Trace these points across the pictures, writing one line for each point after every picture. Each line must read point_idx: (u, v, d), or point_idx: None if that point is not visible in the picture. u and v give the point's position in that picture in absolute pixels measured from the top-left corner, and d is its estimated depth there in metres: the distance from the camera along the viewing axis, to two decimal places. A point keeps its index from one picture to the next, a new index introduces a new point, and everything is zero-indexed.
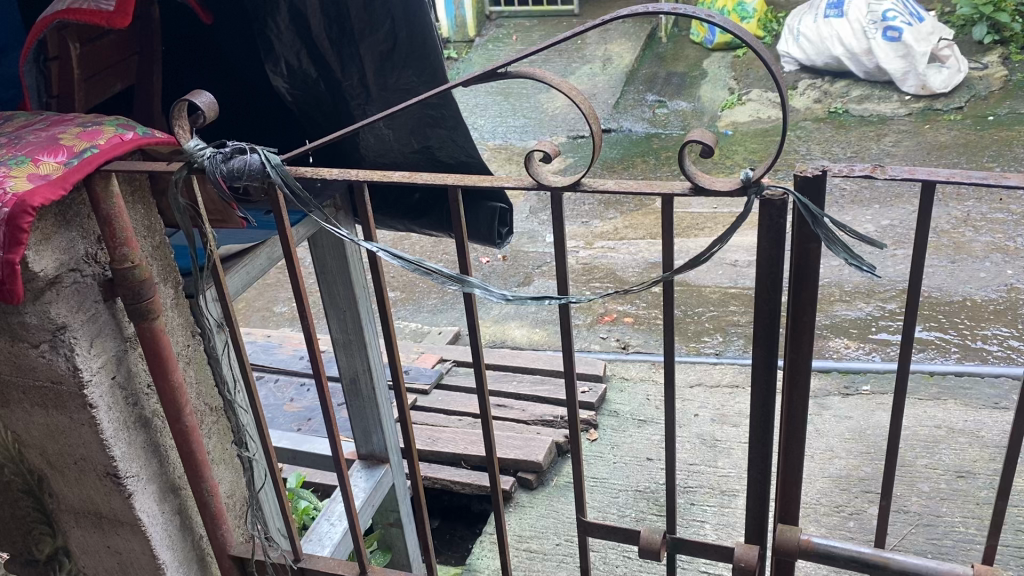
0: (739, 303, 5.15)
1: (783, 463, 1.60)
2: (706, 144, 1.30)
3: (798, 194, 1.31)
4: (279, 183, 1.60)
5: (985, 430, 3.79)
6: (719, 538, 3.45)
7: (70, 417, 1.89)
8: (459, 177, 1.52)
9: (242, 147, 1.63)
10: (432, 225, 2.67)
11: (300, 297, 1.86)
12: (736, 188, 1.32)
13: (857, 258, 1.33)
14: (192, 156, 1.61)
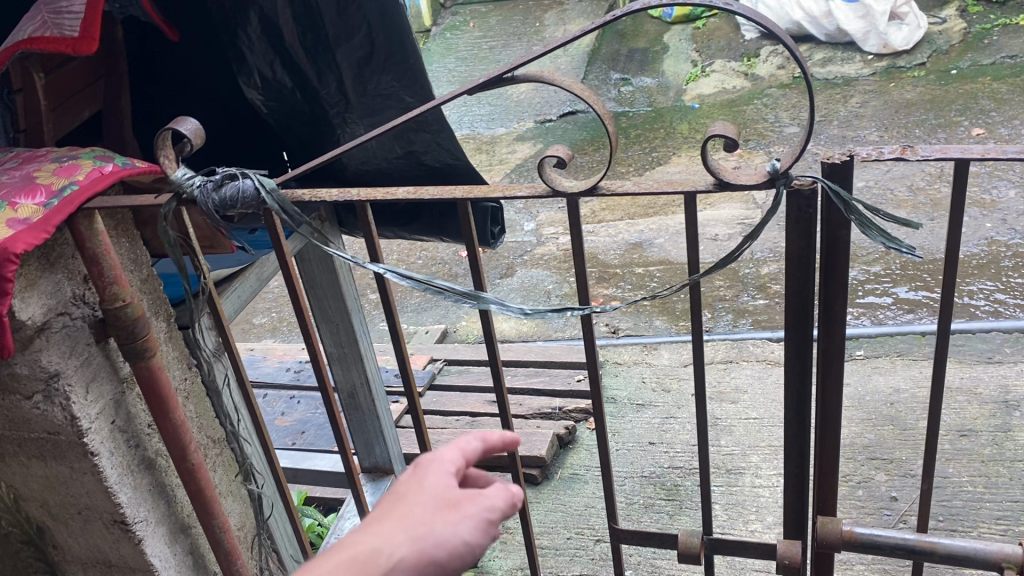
0: (724, 278, 5.13)
1: (819, 453, 1.56)
2: (730, 138, 1.25)
3: (828, 181, 1.27)
4: (275, 210, 1.51)
5: (982, 387, 3.80)
6: (730, 518, 3.44)
7: (70, 467, 1.81)
8: (469, 189, 1.45)
9: (233, 173, 1.54)
10: (422, 229, 2.60)
11: (305, 321, 1.77)
12: (763, 180, 1.27)
13: (895, 240, 1.31)
14: (181, 186, 1.53)
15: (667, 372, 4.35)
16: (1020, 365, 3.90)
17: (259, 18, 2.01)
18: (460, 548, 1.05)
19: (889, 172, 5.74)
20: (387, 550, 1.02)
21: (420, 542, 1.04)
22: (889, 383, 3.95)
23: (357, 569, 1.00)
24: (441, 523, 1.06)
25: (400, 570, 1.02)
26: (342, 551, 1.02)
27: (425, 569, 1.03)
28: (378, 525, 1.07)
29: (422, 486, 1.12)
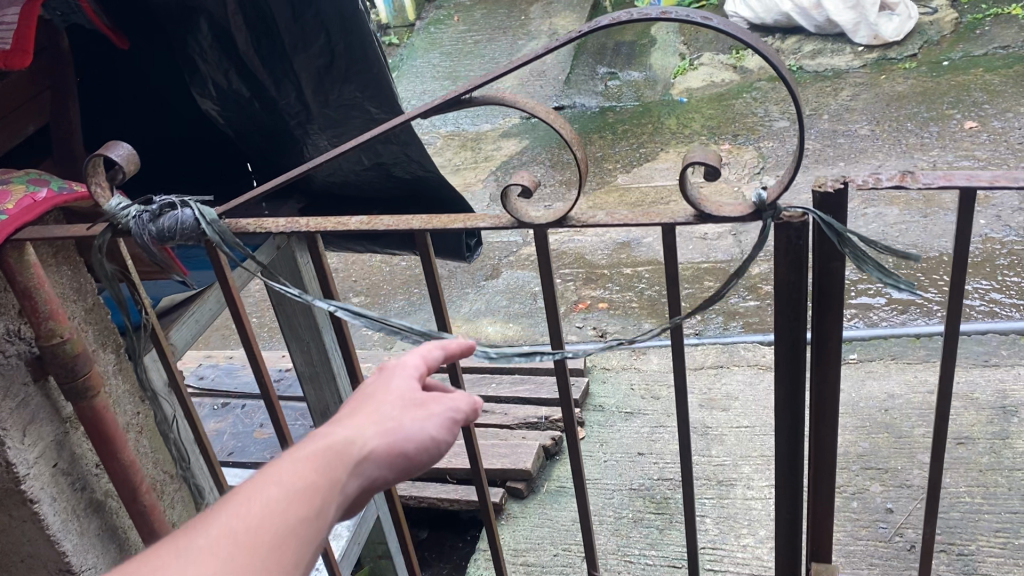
0: (713, 278, 5.01)
1: (813, 495, 1.45)
2: (711, 165, 1.13)
3: (819, 212, 1.15)
4: (216, 241, 1.38)
5: (978, 392, 3.70)
6: (722, 532, 3.33)
7: (9, 514, 1.67)
8: (427, 218, 1.32)
9: (171, 202, 1.41)
10: (395, 244, 2.48)
11: (256, 359, 1.66)
12: (748, 212, 1.15)
13: (893, 275, 1.19)
14: (115, 217, 1.40)
15: (656, 378, 4.24)
16: (1018, 369, 3.80)
17: (209, 26, 1.85)
18: (427, 444, 1.07)
19: (880, 168, 5.63)
20: (358, 442, 1.02)
21: (391, 437, 1.04)
22: (883, 388, 3.85)
23: (331, 460, 0.99)
24: (408, 420, 1.07)
25: (371, 461, 1.02)
26: (314, 441, 1.01)
27: (394, 461, 1.04)
28: (346, 420, 1.06)
29: (390, 385, 1.12)
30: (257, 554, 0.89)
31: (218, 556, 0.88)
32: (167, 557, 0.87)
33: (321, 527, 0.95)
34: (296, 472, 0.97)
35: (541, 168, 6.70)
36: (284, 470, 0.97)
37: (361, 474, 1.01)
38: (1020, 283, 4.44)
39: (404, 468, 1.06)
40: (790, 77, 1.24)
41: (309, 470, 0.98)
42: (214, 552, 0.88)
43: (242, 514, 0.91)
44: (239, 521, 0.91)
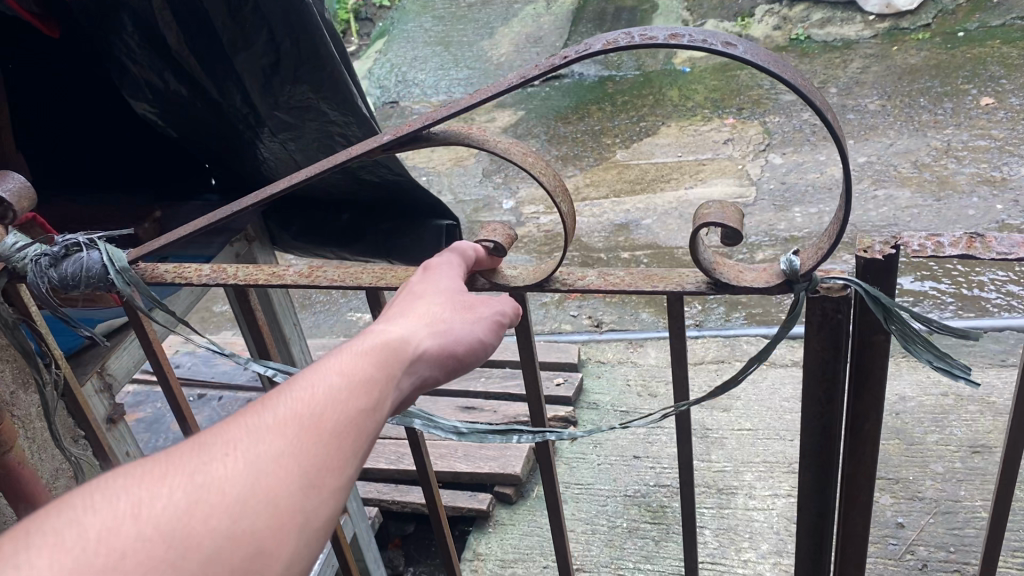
0: None
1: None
2: (731, 228, 0.94)
3: (863, 283, 0.94)
4: (125, 291, 1.26)
5: (996, 395, 3.49)
6: (721, 545, 3.14)
7: None
8: (378, 272, 1.22)
9: (75, 241, 1.27)
10: (368, 250, 2.27)
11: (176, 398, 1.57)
12: (777, 281, 0.98)
13: (950, 360, 0.96)
14: (12, 260, 1.27)
15: (654, 374, 4.02)
16: None
17: (134, 22, 1.78)
18: (475, 347, 1.05)
19: (892, 146, 5.38)
20: (414, 341, 1.00)
21: (446, 339, 1.02)
22: (894, 390, 3.64)
23: (392, 352, 0.97)
24: (459, 323, 1.05)
25: (427, 358, 1.00)
26: (373, 335, 0.99)
27: (445, 362, 1.02)
28: (401, 317, 1.04)
29: (443, 283, 1.09)
30: (332, 427, 0.88)
31: (294, 425, 0.86)
32: (244, 421, 0.86)
33: (378, 416, 0.93)
34: (357, 361, 0.94)
35: (536, 142, 6.44)
36: (347, 356, 0.95)
37: (416, 369, 0.99)
38: None
39: (455, 368, 1.04)
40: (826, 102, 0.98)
41: (372, 360, 0.95)
42: (289, 420, 0.86)
43: (311, 391, 0.89)
44: (314, 393, 0.89)
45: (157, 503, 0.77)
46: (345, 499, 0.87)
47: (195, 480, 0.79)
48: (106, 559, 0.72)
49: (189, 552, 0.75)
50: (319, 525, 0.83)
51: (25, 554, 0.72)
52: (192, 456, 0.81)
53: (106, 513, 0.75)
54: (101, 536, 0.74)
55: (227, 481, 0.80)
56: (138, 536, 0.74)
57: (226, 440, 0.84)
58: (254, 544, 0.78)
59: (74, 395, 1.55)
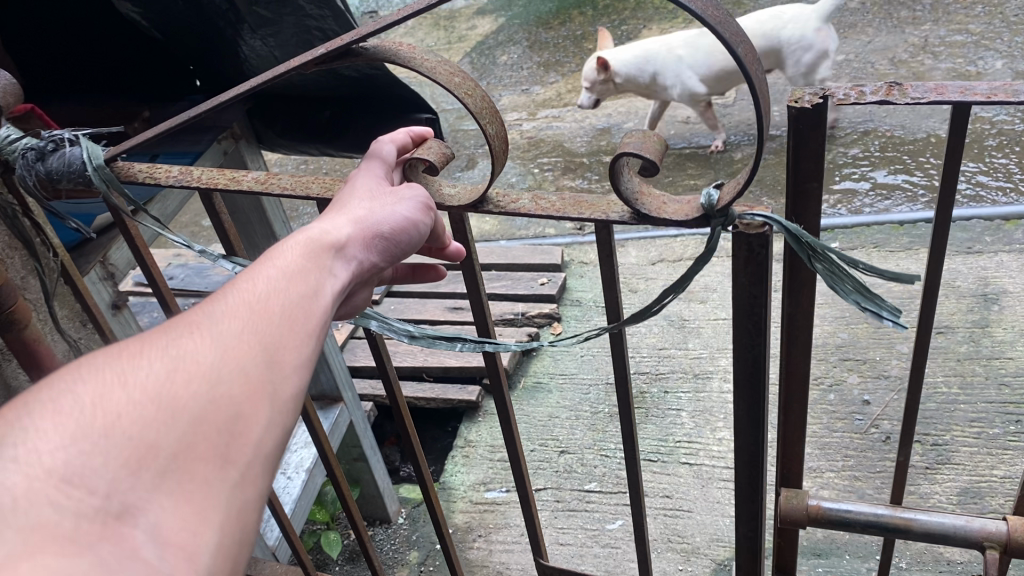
0: (695, 164, 4.97)
1: (784, 415, 1.35)
2: (650, 161, 1.03)
3: (783, 221, 1.04)
4: (101, 188, 1.47)
5: (960, 279, 3.68)
6: (697, 426, 3.37)
7: None
8: (326, 183, 1.38)
9: (61, 138, 1.52)
10: (350, 147, 2.36)
11: (157, 280, 1.80)
12: (696, 215, 1.06)
13: (875, 300, 1.03)
14: (7, 152, 1.52)
15: (635, 271, 4.15)
16: (1002, 254, 3.78)
17: None
18: (403, 224, 1.14)
19: (870, 44, 5.54)
20: (340, 232, 1.09)
21: (371, 222, 1.12)
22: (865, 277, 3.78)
23: (319, 244, 1.07)
24: (380, 207, 1.15)
25: (355, 245, 1.10)
26: (307, 233, 1.08)
27: (373, 242, 1.12)
28: (326, 217, 1.12)
29: (361, 186, 1.19)
30: (281, 309, 0.98)
31: (245, 309, 0.95)
32: (206, 308, 0.95)
33: (322, 299, 1.03)
34: (294, 256, 1.04)
35: (517, 49, 6.43)
36: (284, 254, 1.05)
37: (346, 257, 1.08)
38: (1007, 165, 4.44)
39: (382, 249, 1.14)
40: (738, 24, 0.97)
41: (301, 253, 1.05)
42: (246, 305, 0.96)
43: (259, 284, 0.99)
44: (258, 285, 0.99)
45: (140, 373, 0.85)
46: (303, 371, 0.96)
47: (169, 352, 0.88)
48: (104, 418, 0.81)
49: (177, 412, 0.83)
50: (284, 394, 0.92)
51: (30, 419, 0.80)
52: (163, 337, 0.90)
53: (95, 383, 0.84)
54: (94, 401, 0.82)
55: (200, 353, 0.89)
56: (127, 400, 0.83)
57: (190, 325, 0.92)
58: (231, 406, 0.87)
59: (73, 280, 1.65)
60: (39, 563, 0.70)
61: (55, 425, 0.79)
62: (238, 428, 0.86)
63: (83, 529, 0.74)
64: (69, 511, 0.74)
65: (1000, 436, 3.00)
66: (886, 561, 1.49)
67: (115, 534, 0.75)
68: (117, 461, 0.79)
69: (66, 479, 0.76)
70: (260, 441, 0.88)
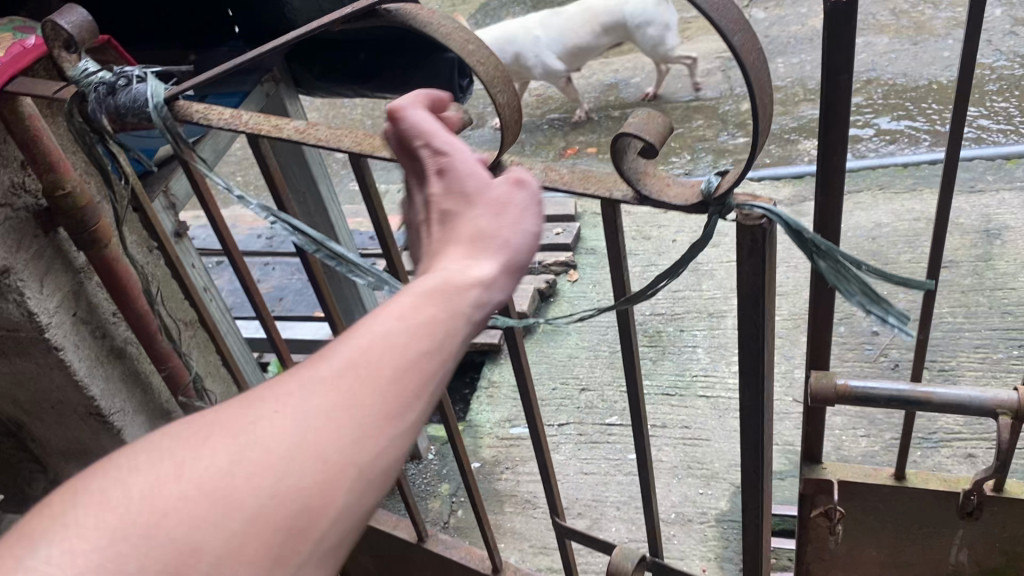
0: (702, 117, 5.09)
1: (814, 310, 1.42)
2: (651, 144, 0.92)
3: (783, 214, 0.98)
4: (162, 128, 1.37)
5: (964, 217, 3.81)
6: (712, 361, 3.51)
7: (36, 362, 1.73)
8: (362, 135, 1.24)
9: (135, 74, 1.40)
10: (386, 87, 2.47)
11: (227, 239, 1.67)
12: (695, 201, 0.98)
13: (880, 302, 0.98)
14: (80, 83, 1.39)
15: (648, 220, 4.30)
16: (1003, 192, 3.91)
17: None
18: (531, 247, 0.91)
19: None
20: (462, 269, 0.88)
21: (500, 254, 0.88)
22: (871, 218, 3.91)
23: (438, 291, 0.87)
24: (507, 228, 0.89)
25: (491, 283, 0.88)
26: (429, 275, 0.88)
27: (508, 277, 0.89)
28: (442, 248, 0.90)
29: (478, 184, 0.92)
30: (384, 381, 0.82)
31: (338, 390, 0.81)
32: (301, 377, 0.83)
33: (443, 361, 0.85)
34: (411, 307, 0.86)
35: (522, 9, 6.52)
36: (402, 302, 0.86)
37: (480, 299, 0.87)
38: (1008, 108, 4.55)
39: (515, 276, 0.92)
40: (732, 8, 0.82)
41: (414, 307, 0.86)
42: (342, 379, 0.82)
43: (366, 344, 0.84)
44: (363, 345, 0.84)
45: (202, 465, 0.77)
46: (389, 471, 0.83)
47: (241, 440, 0.79)
48: (152, 517, 0.74)
49: (231, 514, 0.75)
50: (368, 484, 0.81)
51: (78, 511, 0.76)
52: (243, 415, 0.81)
53: (152, 473, 0.77)
54: (145, 496, 0.75)
55: (272, 443, 0.78)
56: (180, 497, 0.75)
57: (278, 398, 0.81)
58: (296, 509, 0.77)
59: (143, 206, 1.67)
60: None
61: (96, 523, 0.74)
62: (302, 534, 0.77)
63: None
64: None
65: (1004, 360, 3.13)
66: (906, 443, 1.63)
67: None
68: (153, 574, 0.73)
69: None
70: (319, 551, 0.79)
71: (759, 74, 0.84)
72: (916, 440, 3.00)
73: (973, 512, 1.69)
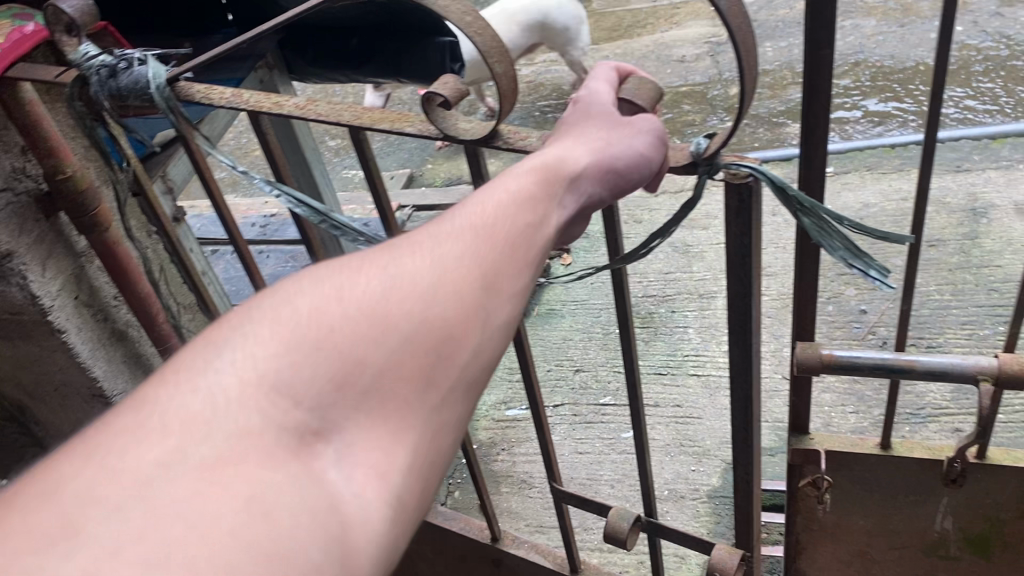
0: (692, 101, 5.13)
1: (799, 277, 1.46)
2: (640, 104, 1.11)
3: (768, 173, 1.04)
4: (163, 108, 1.39)
5: (950, 197, 3.86)
6: (704, 341, 3.56)
7: (40, 345, 1.76)
8: (361, 110, 1.27)
9: (135, 56, 1.42)
10: (377, 72, 2.50)
11: (228, 221, 1.70)
12: (683, 162, 1.09)
13: (862, 255, 1.06)
14: (82, 67, 1.42)
15: (639, 203, 4.35)
16: (989, 171, 3.96)
17: None
18: (637, 161, 1.06)
19: None
20: (570, 159, 1.06)
21: (603, 155, 1.07)
22: (859, 198, 3.95)
23: (554, 172, 1.05)
24: (617, 138, 1.08)
25: (587, 177, 1.06)
26: (537, 156, 1.08)
27: (603, 176, 1.07)
28: (558, 143, 1.10)
29: (601, 107, 1.12)
30: (505, 239, 1.01)
31: (464, 240, 1.00)
32: (434, 231, 1.01)
33: (546, 230, 1.05)
34: (526, 179, 1.05)
35: None
36: (515, 176, 1.06)
37: (576, 189, 1.06)
38: (994, 89, 4.60)
39: (612, 184, 1.08)
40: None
41: (528, 180, 1.05)
42: (466, 232, 1.01)
43: (484, 208, 1.03)
44: (486, 208, 1.03)
45: (357, 289, 0.93)
46: (514, 299, 1.01)
47: (389, 272, 0.95)
48: (321, 331, 0.89)
49: (387, 330, 0.91)
50: (491, 320, 0.98)
51: (253, 325, 0.90)
52: (388, 257, 0.97)
53: (315, 296, 0.92)
54: (311, 313, 0.90)
55: (416, 275, 0.95)
56: (344, 315, 0.90)
57: (415, 246, 0.99)
58: (441, 330, 0.93)
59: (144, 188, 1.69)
60: (242, 469, 0.80)
61: (272, 332, 0.89)
62: (445, 352, 0.94)
63: (282, 439, 0.84)
64: (274, 422, 0.84)
65: (990, 335, 3.17)
66: (891, 411, 1.67)
67: (311, 450, 0.85)
68: (325, 374, 0.87)
69: (276, 390, 0.85)
70: (462, 370, 0.95)
71: (746, 37, 0.89)
72: (904, 415, 3.05)
73: (957, 479, 1.72)
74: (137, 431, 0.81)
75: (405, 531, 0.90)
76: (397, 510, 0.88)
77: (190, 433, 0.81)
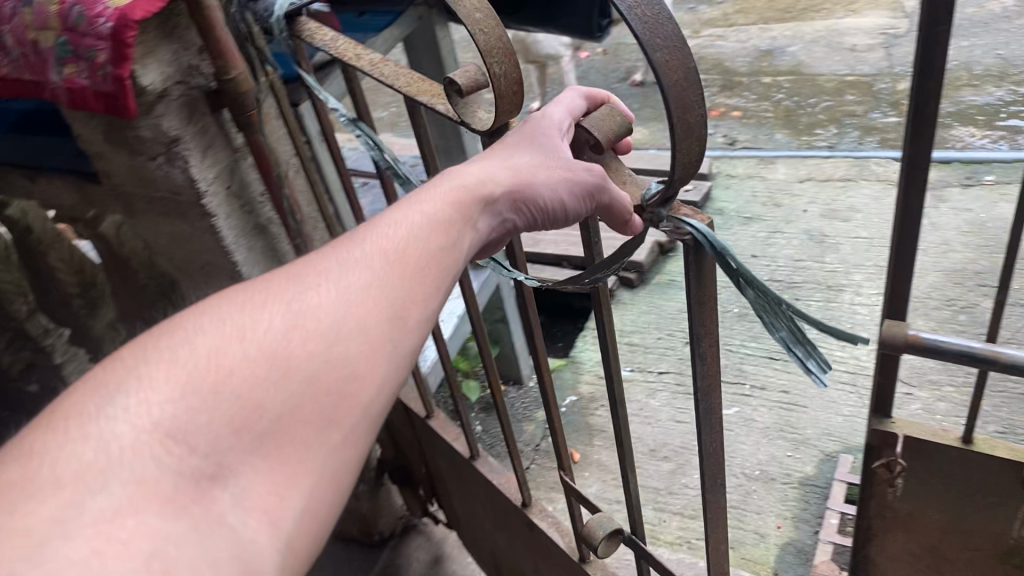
0: (855, 92, 5.02)
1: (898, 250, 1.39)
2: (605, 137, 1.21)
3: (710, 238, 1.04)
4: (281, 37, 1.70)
5: None
6: (823, 333, 3.51)
7: (192, 225, 2.00)
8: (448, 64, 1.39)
9: None
10: None
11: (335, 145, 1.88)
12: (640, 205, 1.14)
13: (799, 343, 1.06)
14: None
15: (781, 187, 4.36)
16: None
17: None
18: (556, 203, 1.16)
19: None
20: (488, 185, 1.17)
21: (522, 186, 1.17)
22: None
23: (470, 196, 1.16)
24: (542, 173, 1.16)
25: (502, 203, 1.18)
26: (459, 181, 1.17)
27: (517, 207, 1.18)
28: (481, 165, 1.20)
29: (541, 134, 1.20)
30: (412, 265, 1.09)
31: (373, 270, 1.07)
32: (340, 258, 1.07)
33: (455, 258, 1.14)
34: (439, 209, 1.14)
35: None
36: (429, 203, 1.15)
37: (491, 211, 1.18)
38: None
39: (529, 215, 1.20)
40: (670, 28, 0.91)
41: (443, 207, 1.14)
42: (376, 258, 1.08)
43: (395, 238, 1.10)
44: (397, 236, 1.11)
45: (259, 328, 0.97)
46: (422, 327, 1.08)
47: (293, 306, 1.00)
48: (218, 373, 0.93)
49: (286, 372, 0.95)
50: (398, 351, 1.05)
51: (148, 366, 0.92)
52: (292, 290, 1.02)
53: (213, 335, 0.96)
54: (211, 354, 0.94)
55: (322, 310, 1.01)
56: (243, 356, 0.94)
57: (321, 277, 1.04)
58: (343, 366, 0.99)
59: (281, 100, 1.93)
60: (143, 520, 0.82)
61: (167, 375, 0.91)
62: (347, 386, 0.99)
63: (181, 486, 0.86)
64: (172, 469, 0.87)
65: None
66: (977, 403, 1.65)
67: (210, 494, 0.88)
68: (224, 412, 0.91)
69: (172, 436, 0.88)
70: (368, 403, 1.01)
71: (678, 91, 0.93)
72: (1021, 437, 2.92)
73: None
74: (27, 486, 0.82)
75: (305, 574, 0.94)
76: (295, 552, 0.92)
77: (85, 485, 0.83)
